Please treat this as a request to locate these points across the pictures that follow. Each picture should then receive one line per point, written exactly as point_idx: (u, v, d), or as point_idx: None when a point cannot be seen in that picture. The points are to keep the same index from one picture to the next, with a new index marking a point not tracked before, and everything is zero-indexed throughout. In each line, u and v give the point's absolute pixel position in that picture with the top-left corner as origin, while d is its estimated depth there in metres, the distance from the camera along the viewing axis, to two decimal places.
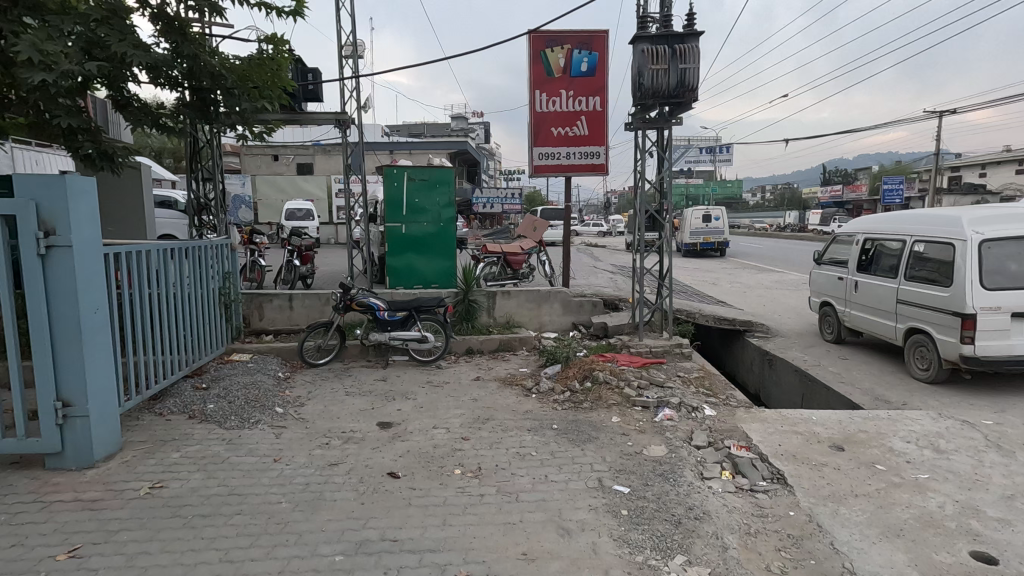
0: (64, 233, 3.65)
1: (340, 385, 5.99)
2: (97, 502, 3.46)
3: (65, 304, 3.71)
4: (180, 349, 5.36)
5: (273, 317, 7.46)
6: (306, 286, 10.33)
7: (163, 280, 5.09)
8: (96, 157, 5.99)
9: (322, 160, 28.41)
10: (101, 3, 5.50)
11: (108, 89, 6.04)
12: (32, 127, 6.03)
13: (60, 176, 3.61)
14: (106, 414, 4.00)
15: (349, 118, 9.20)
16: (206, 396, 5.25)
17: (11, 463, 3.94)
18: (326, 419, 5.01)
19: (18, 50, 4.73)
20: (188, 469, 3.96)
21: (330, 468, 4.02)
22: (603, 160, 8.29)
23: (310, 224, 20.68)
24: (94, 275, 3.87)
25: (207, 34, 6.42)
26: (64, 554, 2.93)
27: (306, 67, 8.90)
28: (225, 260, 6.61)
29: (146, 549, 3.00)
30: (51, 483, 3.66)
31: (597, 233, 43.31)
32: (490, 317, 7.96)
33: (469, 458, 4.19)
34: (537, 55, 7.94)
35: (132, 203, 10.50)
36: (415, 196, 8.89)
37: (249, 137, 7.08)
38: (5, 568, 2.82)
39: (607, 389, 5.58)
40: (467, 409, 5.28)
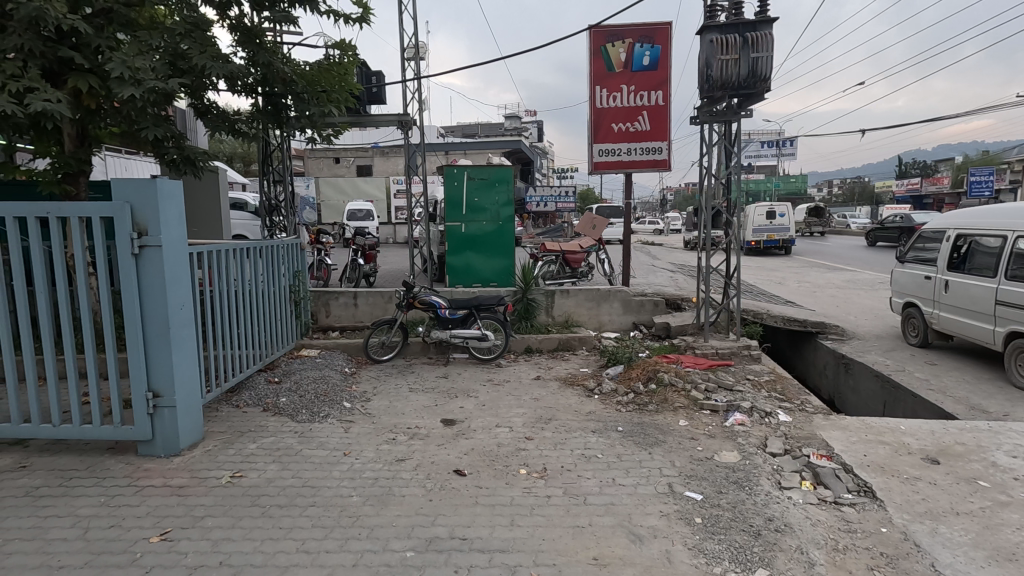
0: (154, 233, 3.88)
1: (403, 381, 6.09)
2: (184, 489, 3.66)
3: (156, 301, 3.94)
4: (255, 344, 5.62)
5: (338, 315, 7.69)
6: (369, 284, 10.62)
7: (240, 279, 5.34)
8: (180, 162, 6.37)
9: (381, 162, 29.19)
10: (185, 18, 5.84)
11: (190, 98, 6.40)
12: (123, 135, 6.47)
13: (152, 180, 3.83)
14: (191, 404, 4.23)
15: (411, 119, 9.37)
16: (279, 390, 5.47)
17: (107, 449, 4.23)
18: (392, 415, 5.10)
19: (112, 66, 5.05)
20: (264, 459, 4.13)
21: (398, 463, 4.08)
22: (665, 156, 8.05)
23: (371, 224, 21.34)
24: (180, 273, 4.09)
25: (279, 42, 6.68)
26: (157, 536, 3.11)
27: (371, 70, 9.13)
28: (295, 259, 6.88)
29: (229, 535, 3.13)
30: (143, 469, 3.90)
31: (653, 232, 42.41)
32: (549, 316, 7.90)
33: (534, 458, 4.15)
34: (597, 50, 7.81)
35: (210, 205, 11.12)
36: (474, 195, 8.95)
37: (317, 139, 7.34)
38: (105, 547, 3.01)
39: (672, 391, 5.41)
40: (529, 409, 5.24)
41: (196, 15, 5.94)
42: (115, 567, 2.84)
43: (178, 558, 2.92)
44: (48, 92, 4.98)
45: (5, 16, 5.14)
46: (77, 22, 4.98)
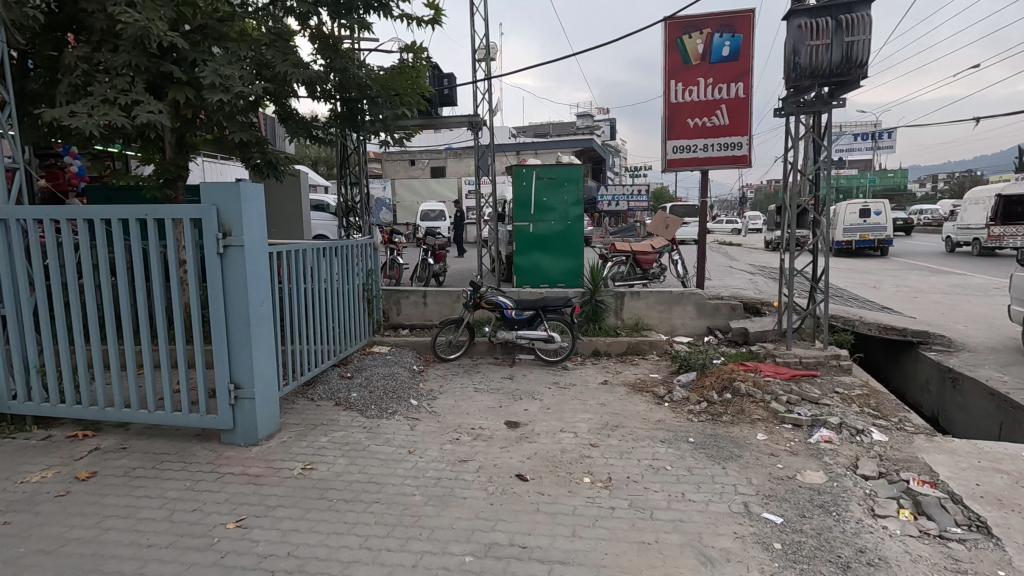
0: (238, 234, 4.09)
1: (469, 381, 6.11)
2: (260, 477, 3.84)
3: (238, 297, 4.15)
4: (329, 340, 5.83)
5: (408, 313, 7.85)
6: (438, 284, 10.82)
7: (316, 277, 5.56)
8: (263, 167, 6.74)
9: (455, 164, 29.74)
10: (270, 29, 6.17)
11: (275, 105, 6.75)
12: (216, 142, 6.94)
13: (236, 183, 4.04)
14: (269, 397, 4.44)
15: (481, 119, 9.43)
16: (350, 385, 5.65)
17: (195, 435, 4.53)
18: (456, 415, 5.12)
19: (204, 76, 5.40)
20: (334, 453, 4.26)
21: (461, 464, 4.08)
22: (745, 151, 7.61)
23: (443, 224, 21.80)
24: (261, 272, 4.29)
25: (355, 48, 6.90)
26: (233, 523, 3.26)
27: (443, 72, 9.26)
28: (368, 258, 7.09)
29: (298, 527, 3.24)
30: (225, 456, 4.14)
31: (732, 232, 40.49)
32: (618, 318, 7.68)
33: (598, 467, 4.01)
34: (672, 43, 7.50)
35: (293, 206, 11.74)
36: (543, 195, 8.87)
37: (390, 142, 7.54)
38: (188, 530, 3.20)
39: (750, 402, 5.07)
40: (595, 414, 5.10)
41: (280, 26, 6.25)
42: (194, 550, 3.01)
43: (250, 545, 3.05)
44: (150, 103, 5.41)
45: (116, 36, 5.63)
46: (176, 37, 5.37)
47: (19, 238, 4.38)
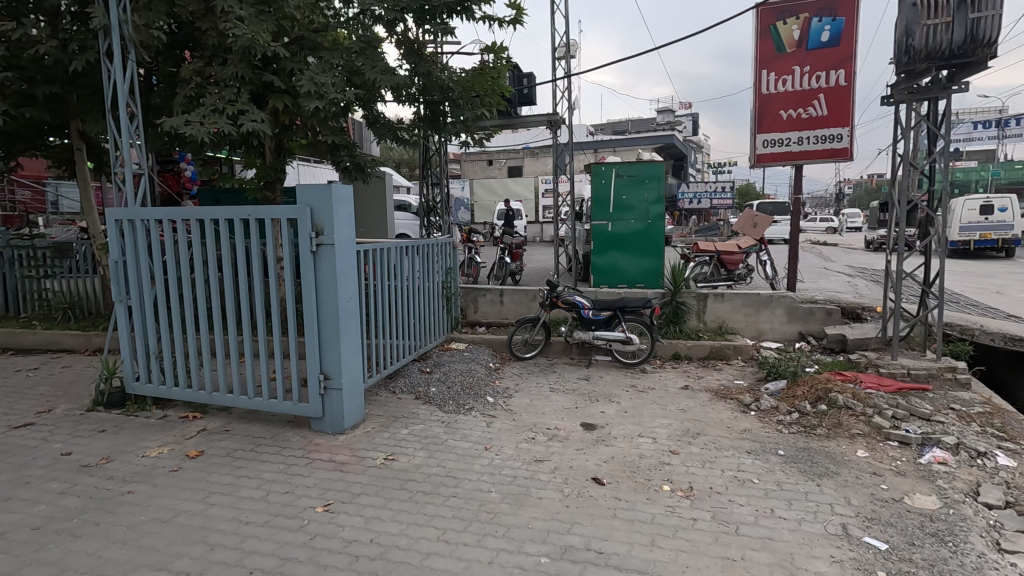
0: (329, 233, 4.31)
1: (544, 381, 6.10)
2: (346, 465, 4.03)
3: (328, 293, 4.38)
4: (410, 335, 6.03)
5: (485, 311, 7.96)
6: (515, 282, 10.90)
7: (399, 274, 5.76)
8: (352, 169, 7.09)
9: (532, 164, 29.86)
10: (359, 37, 6.47)
11: (363, 110, 7.06)
12: (310, 146, 7.38)
13: (328, 185, 4.26)
14: (355, 388, 4.65)
15: (560, 118, 9.38)
16: (429, 380, 5.82)
17: (288, 421, 4.84)
18: (532, 414, 5.12)
19: (301, 84, 5.75)
20: (414, 445, 4.39)
21: (536, 464, 4.07)
22: (845, 144, 7.03)
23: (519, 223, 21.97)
24: (349, 269, 4.50)
25: (438, 52, 7.08)
26: (321, 507, 3.45)
27: (522, 72, 9.29)
28: (448, 256, 7.26)
29: (380, 515, 3.37)
30: (314, 443, 4.39)
31: (826, 230, 37.74)
32: (700, 321, 7.37)
33: (679, 475, 3.86)
34: (764, 31, 7.09)
35: (377, 206, 12.27)
36: (622, 193, 8.68)
37: (470, 143, 7.67)
38: (282, 510, 3.42)
39: (849, 415, 4.68)
40: (675, 420, 4.91)
41: (369, 34, 6.53)
42: (287, 530, 3.21)
43: (337, 529, 3.21)
44: (253, 112, 5.84)
45: (225, 50, 6.12)
46: (276, 49, 5.75)
47: (143, 235, 4.87)
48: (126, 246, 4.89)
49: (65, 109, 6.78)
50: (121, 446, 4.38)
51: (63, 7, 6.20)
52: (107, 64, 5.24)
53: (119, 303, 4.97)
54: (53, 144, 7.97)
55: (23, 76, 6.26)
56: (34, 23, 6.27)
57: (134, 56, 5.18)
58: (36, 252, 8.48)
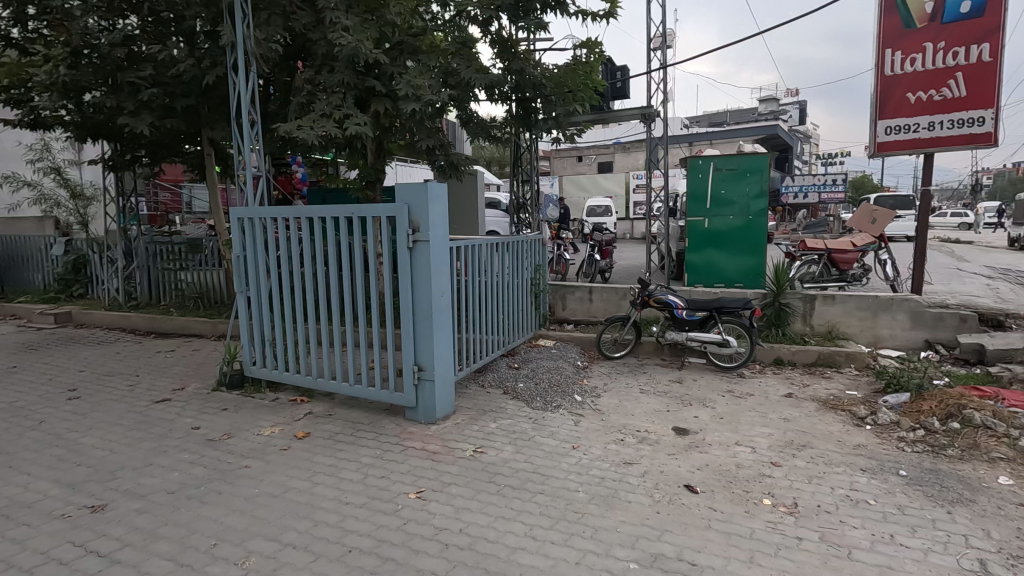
0: (425, 230, 4.47)
1: (634, 381, 5.94)
2: (437, 455, 4.17)
3: (423, 288, 4.54)
4: (500, 331, 6.11)
5: (574, 308, 7.88)
6: (604, 280, 10.74)
7: (489, 270, 5.85)
8: (446, 168, 7.34)
9: (623, 159, 29.23)
10: (455, 39, 6.64)
11: (457, 110, 7.24)
12: (407, 147, 7.70)
13: (424, 183, 4.41)
14: (447, 380, 4.79)
15: (655, 111, 9.08)
16: (518, 375, 5.87)
17: (384, 409, 5.09)
18: (621, 415, 5.01)
19: (401, 87, 6.01)
20: (502, 440, 4.44)
21: (626, 466, 3.97)
22: (989, 128, 6.19)
23: (609, 220, 21.60)
24: (443, 265, 4.64)
25: (531, 50, 7.10)
26: (414, 493, 3.59)
27: (616, 65, 9.08)
28: (537, 253, 7.29)
29: (469, 506, 3.44)
30: (408, 431, 4.58)
31: (958, 227, 33.62)
32: (806, 324, 6.83)
33: (781, 489, 3.60)
34: (889, 6, 6.42)
35: (469, 204, 12.56)
36: (721, 187, 8.24)
37: (561, 139, 7.63)
38: (378, 494, 3.60)
39: (988, 436, 4.13)
40: (777, 430, 4.59)
41: (464, 35, 6.68)
42: (383, 513, 3.37)
43: (428, 516, 3.33)
44: (357, 116, 6.18)
45: (332, 59, 6.53)
46: (378, 55, 6.05)
47: (261, 232, 5.32)
48: (246, 242, 5.36)
49: (198, 119, 7.57)
50: (240, 423, 4.83)
51: (198, 27, 6.91)
52: (233, 77, 5.78)
53: (240, 294, 5.46)
54: (188, 150, 8.94)
55: (165, 91, 7.06)
56: (175, 43, 7.05)
57: (255, 69, 5.66)
58: (174, 247, 9.58)
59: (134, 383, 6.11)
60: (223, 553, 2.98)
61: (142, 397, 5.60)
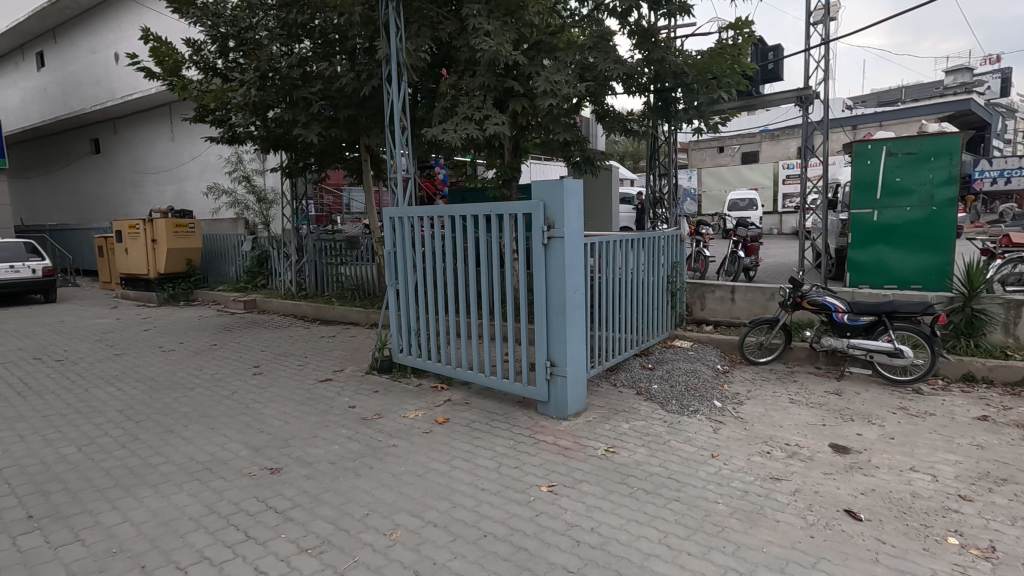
0: (559, 226, 4.49)
1: (783, 390, 5.43)
2: (569, 451, 4.18)
3: (557, 284, 4.57)
4: (633, 330, 5.96)
5: (714, 308, 7.39)
6: (748, 279, 9.96)
7: (624, 267, 5.71)
8: (582, 163, 7.37)
9: (771, 147, 26.91)
10: (593, 32, 6.60)
11: (593, 104, 7.19)
12: (543, 145, 7.83)
13: (560, 180, 4.42)
14: (579, 377, 4.78)
15: (813, 92, 8.19)
16: (651, 376, 5.68)
17: (517, 402, 5.22)
18: (767, 425, 4.61)
19: (539, 85, 6.11)
20: (635, 441, 4.33)
21: (773, 481, 3.65)
22: None
23: (753, 214, 20.01)
24: (577, 261, 4.62)
25: (673, 37, 6.80)
26: (546, 486, 3.64)
27: (767, 45, 8.34)
28: (674, 250, 6.98)
29: (601, 505, 3.40)
30: (540, 425, 4.66)
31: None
32: (1008, 335, 5.71)
33: (972, 528, 3.05)
34: None
35: (603, 199, 12.43)
36: (895, 174, 7.20)
37: (703, 129, 7.29)
38: (512, 483, 3.71)
39: None
40: (966, 458, 3.91)
41: (602, 28, 6.60)
42: (516, 502, 3.46)
43: (559, 511, 3.35)
44: (496, 116, 6.40)
45: (474, 63, 6.82)
46: (517, 55, 6.20)
47: (409, 230, 5.74)
48: (396, 239, 5.83)
49: (357, 129, 8.39)
50: (389, 405, 5.27)
51: (359, 44, 7.64)
52: (388, 87, 6.30)
53: (390, 286, 5.95)
54: (349, 157, 9.96)
55: (332, 104, 7.92)
56: (339, 61, 7.87)
57: (406, 78, 6.11)
58: (336, 244, 10.75)
59: (303, 363, 6.97)
60: (374, 523, 3.27)
61: (309, 376, 6.35)
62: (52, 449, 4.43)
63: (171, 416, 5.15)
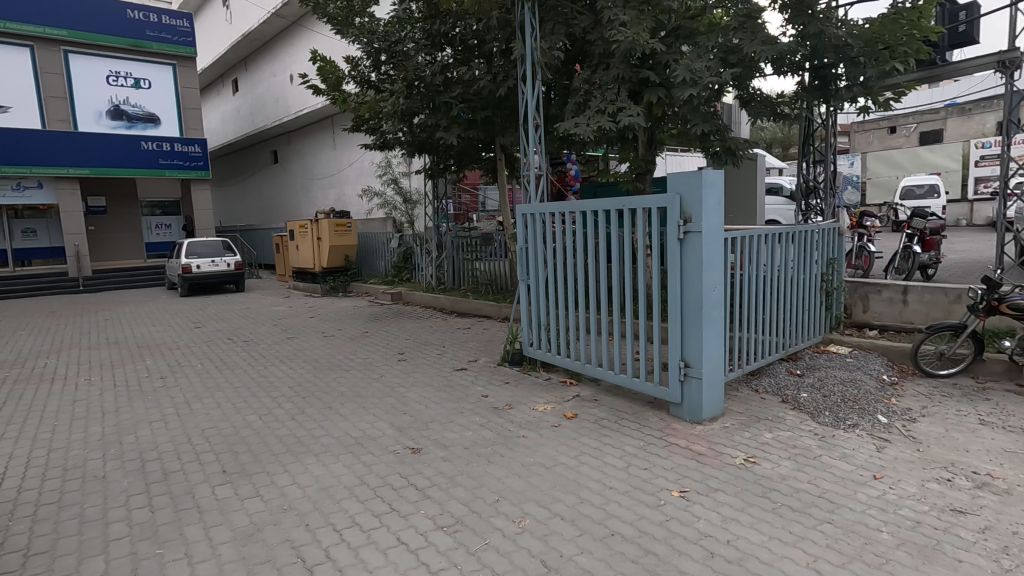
0: (697, 221, 4.26)
1: (969, 408, 4.63)
2: (703, 457, 3.96)
3: (693, 281, 4.34)
4: (779, 332, 5.47)
5: (879, 311, 6.50)
6: (926, 278, 8.61)
7: (770, 264, 5.25)
8: (722, 153, 6.94)
9: (958, 124, 22.97)
10: (739, 11, 6.15)
11: (737, 89, 6.71)
12: (680, 135, 7.50)
13: (698, 172, 4.18)
14: (716, 380, 4.50)
15: (1020, 54, 6.82)
16: (800, 384, 5.17)
17: (648, 402, 5.07)
18: (948, 448, 3.95)
19: (678, 74, 5.86)
20: (779, 453, 3.98)
21: (953, 514, 3.13)
22: None
23: (934, 203, 17.28)
24: (716, 257, 4.35)
25: (834, 7, 6.09)
26: (677, 492, 3.49)
27: (957, 3, 7.10)
28: (831, 245, 6.27)
29: (738, 518, 3.18)
30: (672, 427, 4.48)
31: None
32: None
33: None
34: None
35: (747, 191, 11.59)
36: None
37: (870, 108, 6.49)
38: (642, 485, 3.61)
39: None
40: None
41: (748, 5, 6.13)
42: (645, 505, 3.37)
43: (692, 519, 3.20)
44: (630, 108, 6.23)
45: (608, 56, 6.73)
46: (655, 44, 5.99)
47: (540, 227, 5.82)
48: (528, 235, 5.95)
49: (493, 130, 8.73)
50: (519, 397, 5.42)
51: (496, 47, 7.93)
52: (522, 87, 6.45)
53: (521, 282, 6.10)
54: (485, 157, 10.40)
55: (471, 106, 8.33)
56: (478, 65, 8.23)
57: (540, 76, 6.20)
58: (472, 240, 11.27)
59: (441, 352, 7.43)
60: (504, 509, 3.39)
61: (447, 365, 6.75)
62: (239, 416, 5.24)
63: (330, 394, 5.80)
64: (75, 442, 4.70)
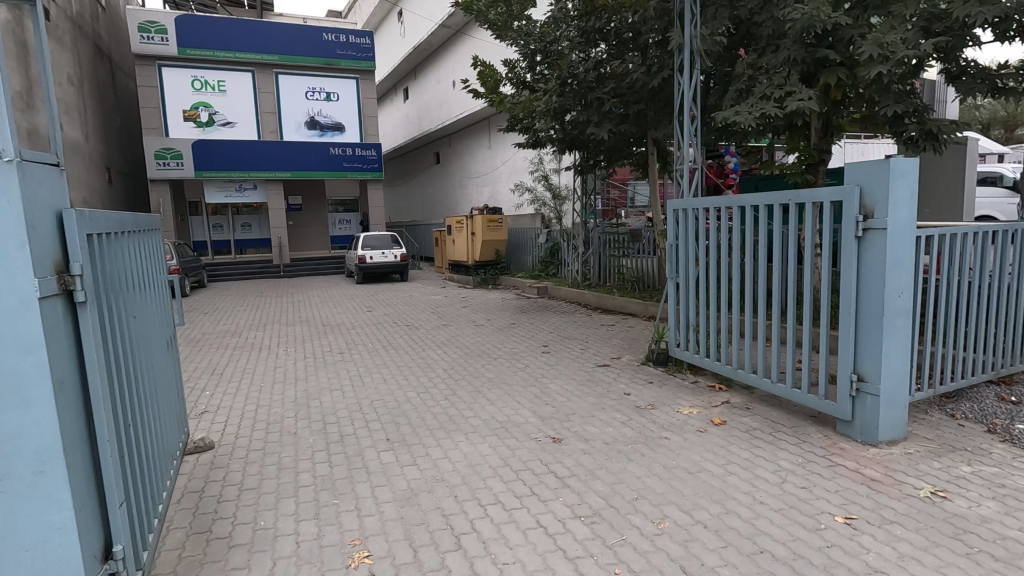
0: (880, 216, 3.76)
1: None
2: (877, 483, 3.50)
3: (873, 284, 3.84)
4: (987, 348, 4.60)
5: None
6: None
7: (979, 268, 4.43)
8: (919, 138, 5.98)
9: None
10: None
11: (942, 62, 5.75)
12: (864, 120, 6.65)
13: (885, 160, 3.68)
14: (897, 399, 3.94)
15: None
16: (1015, 414, 4.31)
17: (810, 416, 4.60)
18: None
19: (863, 50, 5.22)
20: (980, 491, 3.37)
21: None
22: None
23: None
24: (904, 258, 3.80)
25: None
26: (842, 517, 3.15)
27: None
28: None
29: (918, 557, 2.77)
30: (838, 446, 4.03)
31: None
32: None
33: None
34: None
35: (953, 181, 9.84)
36: None
37: None
38: (798, 504, 3.31)
39: None
40: None
41: None
42: (801, 526, 3.08)
43: (859, 549, 2.86)
44: (802, 92, 5.67)
45: (779, 37, 6.17)
46: (839, 18, 5.36)
47: (693, 223, 5.56)
48: (679, 231, 5.73)
49: (646, 123, 8.52)
50: (664, 398, 5.27)
51: (651, 39, 7.72)
52: (679, 78, 6.20)
53: (669, 280, 5.90)
54: (637, 153, 10.20)
55: (623, 101, 8.24)
56: (632, 58, 8.11)
57: (699, 65, 5.91)
58: (620, 237, 11.14)
59: (585, 347, 7.49)
60: (644, 509, 3.34)
61: (590, 360, 6.79)
62: (402, 392, 5.83)
63: (480, 379, 6.19)
64: (275, 401, 5.63)
